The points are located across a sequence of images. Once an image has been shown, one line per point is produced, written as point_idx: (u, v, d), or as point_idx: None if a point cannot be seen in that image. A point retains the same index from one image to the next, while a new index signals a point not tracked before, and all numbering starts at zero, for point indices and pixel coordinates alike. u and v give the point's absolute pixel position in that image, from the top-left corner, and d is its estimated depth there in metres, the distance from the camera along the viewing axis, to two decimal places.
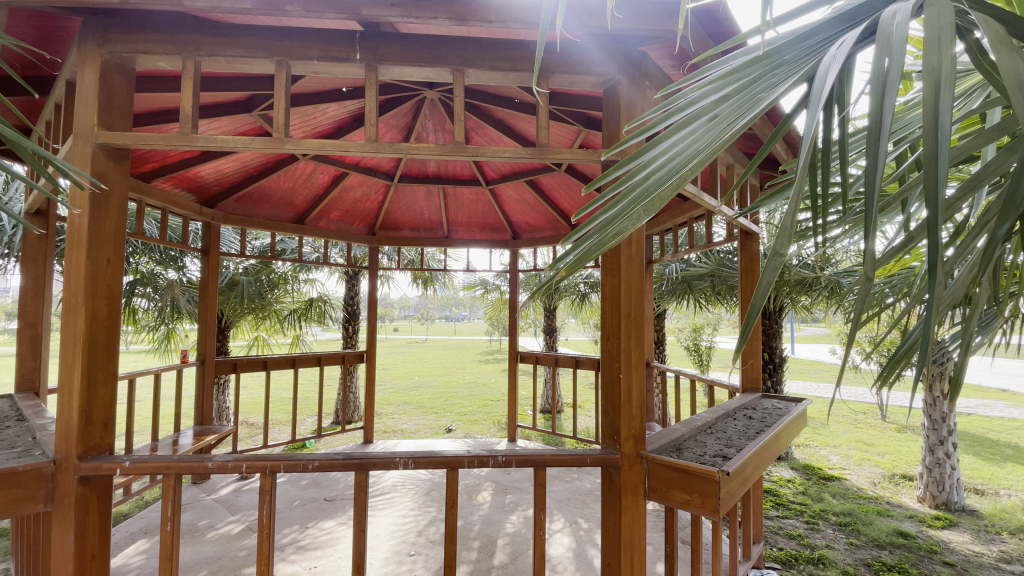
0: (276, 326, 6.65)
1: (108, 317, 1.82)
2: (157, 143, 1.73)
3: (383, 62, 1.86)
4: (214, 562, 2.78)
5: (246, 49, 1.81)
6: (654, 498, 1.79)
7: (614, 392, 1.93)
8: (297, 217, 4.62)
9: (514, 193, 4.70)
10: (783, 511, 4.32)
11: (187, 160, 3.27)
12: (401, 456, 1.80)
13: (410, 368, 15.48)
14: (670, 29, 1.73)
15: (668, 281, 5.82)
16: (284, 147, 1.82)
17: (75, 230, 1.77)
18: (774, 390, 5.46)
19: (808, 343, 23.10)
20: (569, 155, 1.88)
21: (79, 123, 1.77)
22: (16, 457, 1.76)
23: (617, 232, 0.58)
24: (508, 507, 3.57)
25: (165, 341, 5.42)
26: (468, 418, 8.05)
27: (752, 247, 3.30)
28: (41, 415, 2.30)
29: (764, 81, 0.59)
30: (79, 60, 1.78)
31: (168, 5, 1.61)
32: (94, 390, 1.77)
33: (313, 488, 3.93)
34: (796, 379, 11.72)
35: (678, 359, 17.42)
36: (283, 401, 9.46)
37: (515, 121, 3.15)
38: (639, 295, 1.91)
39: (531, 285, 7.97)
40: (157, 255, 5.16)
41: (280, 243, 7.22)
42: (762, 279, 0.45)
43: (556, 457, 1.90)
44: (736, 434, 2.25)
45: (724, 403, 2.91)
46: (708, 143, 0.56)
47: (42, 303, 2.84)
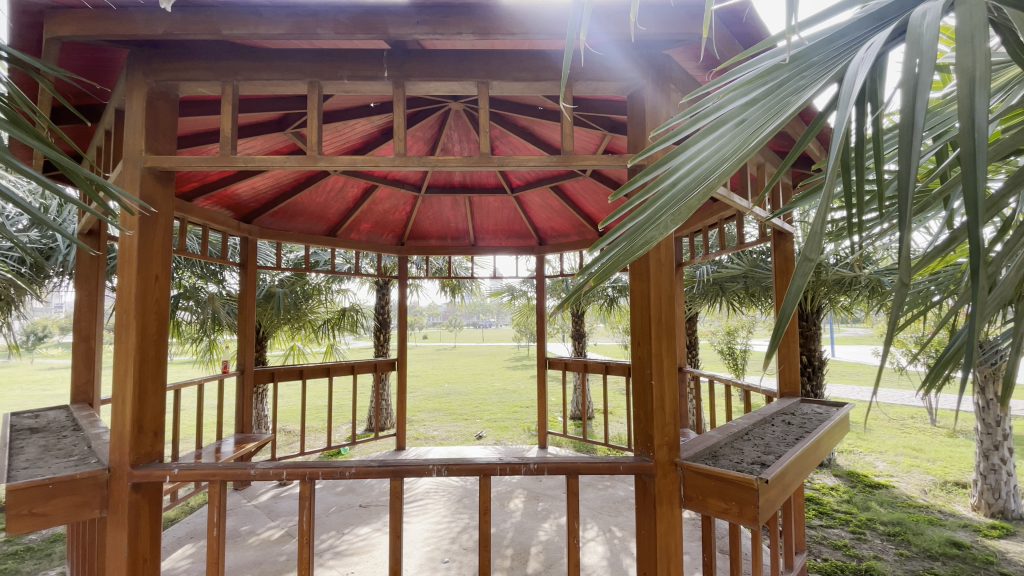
0: (311, 336, 6.83)
1: (157, 330, 1.91)
2: (199, 164, 1.81)
3: (410, 78, 1.90)
4: (256, 566, 2.87)
5: (281, 71, 1.89)
6: (690, 506, 1.75)
7: (646, 398, 1.90)
8: (329, 229, 4.75)
9: (540, 200, 4.72)
10: (827, 520, 4.15)
11: (225, 179, 3.41)
12: (434, 463, 1.82)
13: (439, 375, 15.61)
14: (693, 32, 1.72)
15: (699, 284, 5.70)
16: (318, 164, 1.88)
17: (126, 249, 1.87)
18: (814, 394, 5.27)
19: (849, 344, 22.22)
20: (595, 162, 1.88)
21: (128, 149, 1.87)
22: (73, 465, 1.86)
23: (643, 242, 0.57)
24: (541, 514, 3.56)
25: (208, 351, 5.64)
26: (498, 424, 8.06)
27: (786, 247, 3.22)
28: (95, 425, 2.42)
29: (794, 83, 0.59)
30: (127, 90, 1.89)
31: (207, 33, 1.69)
32: (145, 400, 1.86)
33: (348, 495, 4.01)
34: (837, 383, 11.27)
35: (713, 364, 16.98)
36: (319, 409, 9.68)
37: (539, 128, 3.17)
38: (669, 300, 1.88)
39: (558, 291, 7.94)
40: (198, 270, 5.39)
41: (314, 256, 7.44)
42: (791, 285, 0.44)
43: (589, 465, 1.88)
44: (774, 441, 2.18)
45: (761, 409, 2.82)
46: (734, 150, 0.56)
47: (94, 318, 2.99)
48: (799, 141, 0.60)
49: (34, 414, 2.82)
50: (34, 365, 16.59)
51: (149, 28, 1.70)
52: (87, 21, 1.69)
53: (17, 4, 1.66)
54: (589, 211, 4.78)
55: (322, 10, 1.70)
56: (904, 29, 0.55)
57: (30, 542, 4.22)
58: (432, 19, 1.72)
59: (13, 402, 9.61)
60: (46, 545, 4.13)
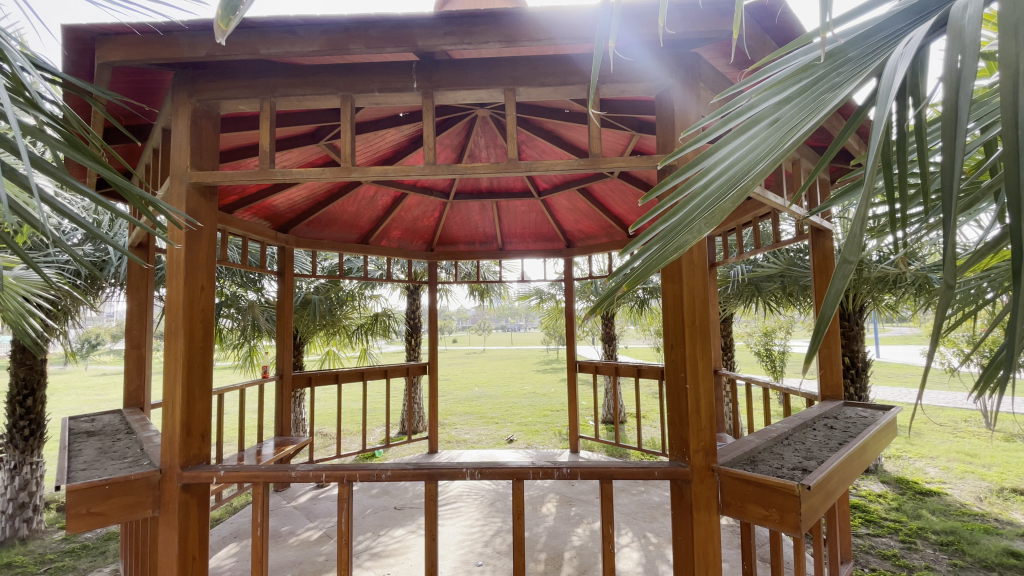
0: (345, 341, 7.00)
1: (203, 337, 2.00)
2: (240, 178, 1.89)
3: (438, 88, 1.94)
4: (297, 566, 2.95)
5: (315, 86, 1.95)
6: (729, 513, 1.71)
7: (680, 402, 1.87)
8: (361, 237, 4.86)
9: (567, 203, 4.70)
10: (875, 529, 3.96)
11: (263, 191, 3.55)
12: (467, 467, 1.83)
13: (469, 379, 15.72)
14: (723, 29, 1.69)
15: (733, 284, 5.55)
16: (351, 175, 1.93)
17: (174, 262, 1.97)
18: (858, 397, 5.06)
19: (895, 345, 21.22)
20: (623, 164, 1.86)
21: (174, 165, 1.97)
22: (127, 467, 1.96)
23: (677, 246, 0.57)
24: (574, 519, 3.53)
25: (248, 357, 5.85)
26: (529, 428, 8.04)
27: (825, 245, 3.12)
28: (146, 428, 2.55)
29: (830, 80, 0.57)
30: (173, 109, 1.99)
31: (246, 54, 1.77)
32: (192, 404, 1.94)
33: (383, 497, 4.09)
34: (884, 386, 10.77)
35: (750, 366, 16.47)
36: (353, 413, 9.88)
37: (565, 131, 3.16)
38: (703, 301, 1.85)
39: (587, 293, 7.89)
40: (239, 278, 5.61)
41: (347, 263, 7.62)
42: (831, 287, 0.42)
43: (623, 470, 1.86)
44: (817, 446, 2.11)
45: (802, 413, 2.73)
46: (769, 149, 0.55)
47: (144, 326, 3.14)
48: (837, 138, 0.59)
49: (91, 417, 2.99)
50: (88, 371, 17.61)
51: (192, 50, 1.78)
52: (135, 46, 1.79)
53: (72, 33, 1.77)
54: (618, 213, 4.74)
55: (354, 26, 1.75)
56: (944, 21, 0.53)
57: (86, 540, 4.47)
58: (459, 29, 1.75)
59: (71, 407, 10.24)
60: (100, 543, 4.36)
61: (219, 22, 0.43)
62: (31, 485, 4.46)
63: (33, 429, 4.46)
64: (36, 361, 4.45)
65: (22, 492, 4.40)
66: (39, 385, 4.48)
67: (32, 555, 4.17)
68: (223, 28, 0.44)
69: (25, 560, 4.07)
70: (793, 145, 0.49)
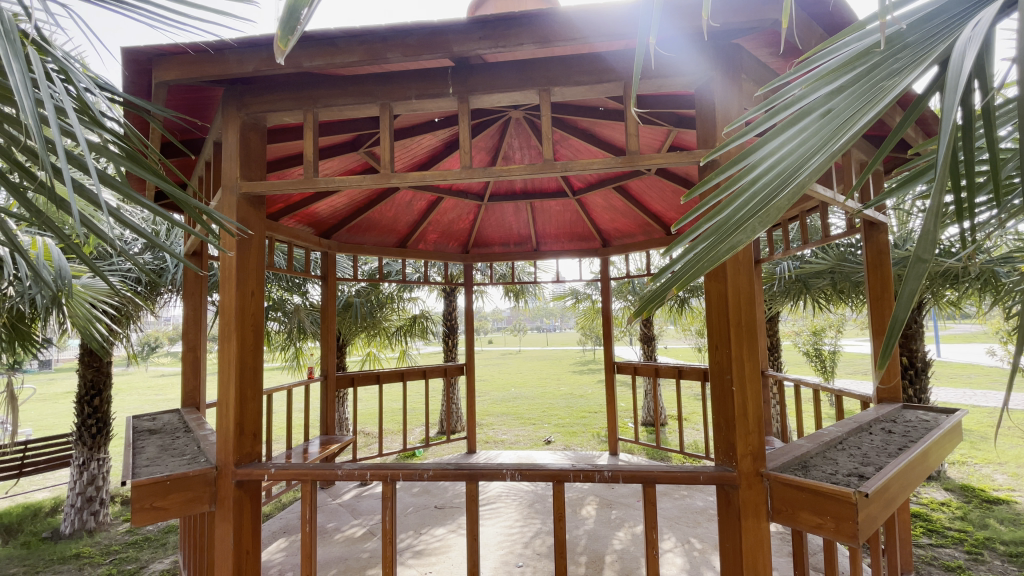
0: (385, 342, 7.18)
1: (253, 340, 2.09)
2: (286, 187, 1.96)
3: (474, 92, 1.96)
4: (342, 563, 3.03)
5: (355, 96, 2.01)
6: (779, 520, 1.65)
7: (726, 405, 1.81)
8: (399, 241, 4.96)
9: (603, 201, 4.64)
10: (937, 539, 3.72)
11: (306, 199, 3.68)
12: (507, 468, 1.83)
13: (505, 379, 15.80)
14: (766, 18, 1.63)
15: (780, 281, 5.34)
16: (391, 181, 1.97)
17: (227, 268, 2.07)
18: (918, 399, 4.77)
19: (959, 344, 19.87)
20: (662, 161, 1.82)
21: (226, 177, 2.07)
22: (186, 464, 2.07)
23: (729, 248, 0.54)
24: (615, 523, 3.48)
25: (294, 358, 6.08)
26: (567, 429, 7.99)
27: (879, 239, 2.97)
28: (202, 426, 2.68)
29: (887, 67, 0.54)
30: (224, 123, 2.08)
31: (290, 67, 1.84)
32: (245, 404, 2.03)
33: (424, 496, 4.16)
34: (946, 386, 10.11)
35: (798, 367, 15.76)
36: (393, 413, 10.11)
37: (600, 129, 3.13)
38: (749, 300, 1.78)
39: (625, 293, 7.77)
40: (285, 283, 5.84)
41: (386, 266, 7.81)
42: (903, 285, 0.39)
43: (666, 474, 1.82)
44: (874, 451, 2.00)
45: (856, 417, 2.60)
46: (824, 142, 0.52)
47: (199, 330, 3.31)
48: (896, 128, 0.55)
49: (153, 416, 3.17)
50: (148, 372, 18.86)
51: (240, 65, 1.86)
52: (189, 64, 1.89)
53: (131, 55, 1.88)
54: (655, 210, 4.64)
55: (391, 36, 1.79)
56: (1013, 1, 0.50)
57: (148, 532, 4.76)
58: (494, 33, 1.75)
59: (134, 406, 10.95)
60: (161, 536, 4.65)
61: (277, 42, 0.45)
62: (98, 479, 4.78)
63: (100, 428, 4.78)
64: (102, 363, 4.77)
65: (90, 487, 4.72)
66: (105, 386, 4.79)
67: (99, 546, 4.46)
68: (282, 47, 0.47)
69: (93, 550, 4.36)
70: (852, 138, 0.46)
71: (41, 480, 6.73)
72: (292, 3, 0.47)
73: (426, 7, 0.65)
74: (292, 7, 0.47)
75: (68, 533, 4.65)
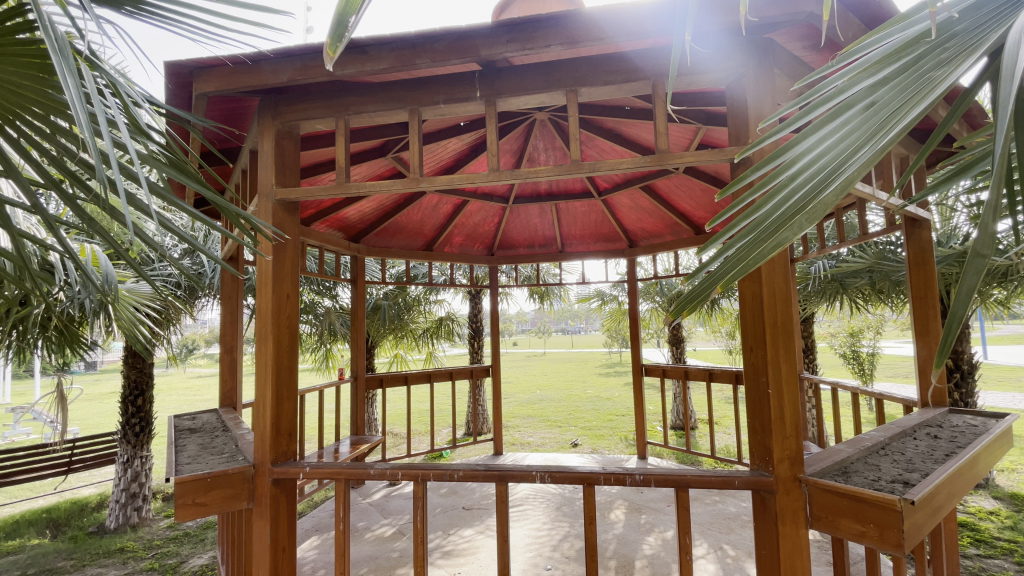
0: (412, 344, 7.28)
1: (288, 341, 2.14)
2: (320, 193, 2.01)
3: (501, 95, 1.97)
4: (372, 561, 3.08)
5: (385, 102, 2.05)
6: (819, 527, 1.60)
7: (761, 408, 1.77)
8: (426, 244, 5.03)
9: (629, 201, 4.60)
10: (986, 549, 3.54)
11: (337, 204, 3.77)
12: (537, 470, 1.83)
13: (531, 381, 15.79)
14: (800, 10, 1.59)
15: (815, 281, 5.19)
16: (420, 184, 1.99)
17: (263, 273, 2.13)
18: (964, 402, 4.55)
19: (1009, 346, 18.88)
20: (693, 159, 1.79)
21: (262, 184, 2.13)
22: (225, 462, 2.14)
23: (774, 247, 0.52)
24: (645, 528, 3.43)
25: (325, 359, 6.23)
26: (594, 432, 7.91)
27: (922, 236, 2.86)
28: (239, 426, 2.76)
29: (936, 55, 0.52)
30: (260, 131, 2.15)
31: (323, 76, 1.89)
32: (281, 404, 2.08)
33: (452, 497, 4.19)
34: (994, 390, 9.61)
35: (834, 370, 15.20)
36: (421, 414, 10.23)
37: (626, 129, 3.10)
38: (785, 301, 1.74)
39: (651, 294, 7.67)
40: (316, 286, 5.99)
41: (413, 269, 7.93)
42: (962, 282, 0.37)
43: (700, 479, 1.79)
44: (919, 457, 1.91)
45: (899, 421, 2.49)
46: (868, 138, 0.51)
47: (235, 333, 3.41)
48: (942, 122, 0.53)
49: (192, 415, 3.28)
50: (187, 374, 19.59)
51: (275, 75, 1.92)
52: (227, 76, 1.96)
53: (174, 69, 1.96)
54: (683, 210, 4.56)
55: (419, 42, 1.82)
56: None
57: (187, 528, 4.94)
58: (521, 35, 1.76)
59: (173, 406, 11.38)
60: (200, 532, 4.83)
61: (327, 50, 0.47)
62: (140, 476, 4.97)
63: (143, 427, 4.93)
64: (145, 365, 4.97)
65: (133, 483, 4.92)
66: (147, 386, 4.96)
67: (142, 541, 4.65)
68: (331, 53, 0.48)
69: (136, 545, 4.54)
70: (900, 129, 0.45)
71: (87, 477, 7.06)
72: (341, 11, 0.48)
73: (460, 10, 0.65)
74: (341, 13, 0.48)
75: (113, 527, 4.87)
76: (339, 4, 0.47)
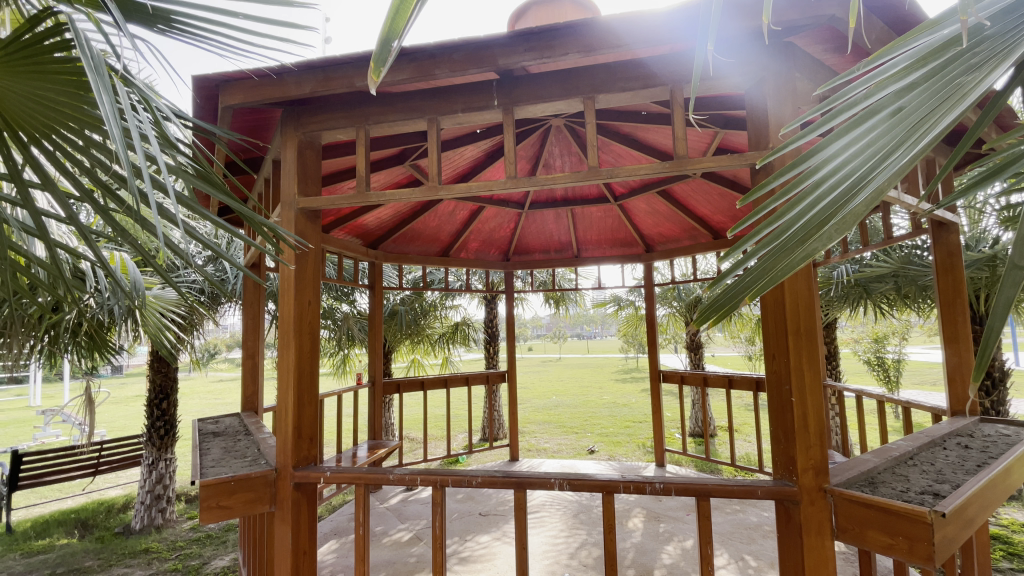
0: (429, 349, 7.34)
1: (310, 347, 2.18)
2: (340, 201, 2.04)
3: (518, 103, 1.99)
4: (390, 566, 3.10)
5: (404, 112, 2.08)
6: (845, 539, 1.56)
7: (784, 416, 1.73)
8: (442, 250, 5.06)
9: (646, 206, 4.58)
10: (1019, 563, 3.41)
11: (356, 211, 3.82)
12: (556, 477, 1.83)
13: (547, 387, 15.76)
14: (822, 13, 1.58)
15: (838, 286, 5.10)
16: (438, 193, 2.00)
17: (286, 280, 2.18)
18: (995, 411, 4.40)
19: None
20: (713, 164, 1.78)
21: (285, 193, 2.18)
22: (248, 465, 2.18)
23: (802, 256, 0.51)
24: (663, 537, 3.39)
25: (343, 364, 6.31)
26: (611, 439, 7.85)
27: (949, 240, 2.78)
28: (261, 431, 2.81)
29: (965, 61, 0.52)
30: (283, 141, 2.20)
31: (344, 87, 1.92)
32: (302, 409, 2.12)
33: (468, 503, 4.19)
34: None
35: (859, 377, 14.84)
36: (437, 419, 10.28)
37: (643, 133, 3.09)
38: (808, 307, 1.71)
39: (668, 299, 7.60)
40: (335, 292, 6.09)
41: (430, 275, 8.00)
42: (1000, 293, 0.37)
43: (722, 488, 1.76)
44: (949, 468, 1.85)
45: (927, 430, 2.42)
46: (898, 146, 0.50)
47: (257, 338, 3.47)
48: (973, 127, 0.52)
49: (215, 419, 3.34)
50: (209, 378, 19.99)
51: (298, 87, 1.97)
52: (252, 88, 2.01)
53: (201, 82, 2.02)
54: (701, 214, 4.51)
55: (439, 52, 1.84)
56: None
57: (209, 530, 5.03)
58: (538, 44, 1.78)
59: (196, 410, 11.61)
60: (221, 533, 4.93)
61: (370, 75, 0.48)
62: (164, 479, 5.08)
63: (167, 430, 5.03)
64: (169, 369, 5.09)
65: (158, 485, 5.03)
66: (172, 391, 5.07)
67: (166, 542, 4.75)
68: (375, 75, 0.49)
69: (159, 546, 4.63)
70: (933, 135, 0.44)
71: (113, 478, 7.24)
72: (385, 35, 0.46)
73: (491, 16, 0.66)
74: (383, 39, 0.47)
75: (138, 528, 4.98)
76: (383, 30, 0.46)
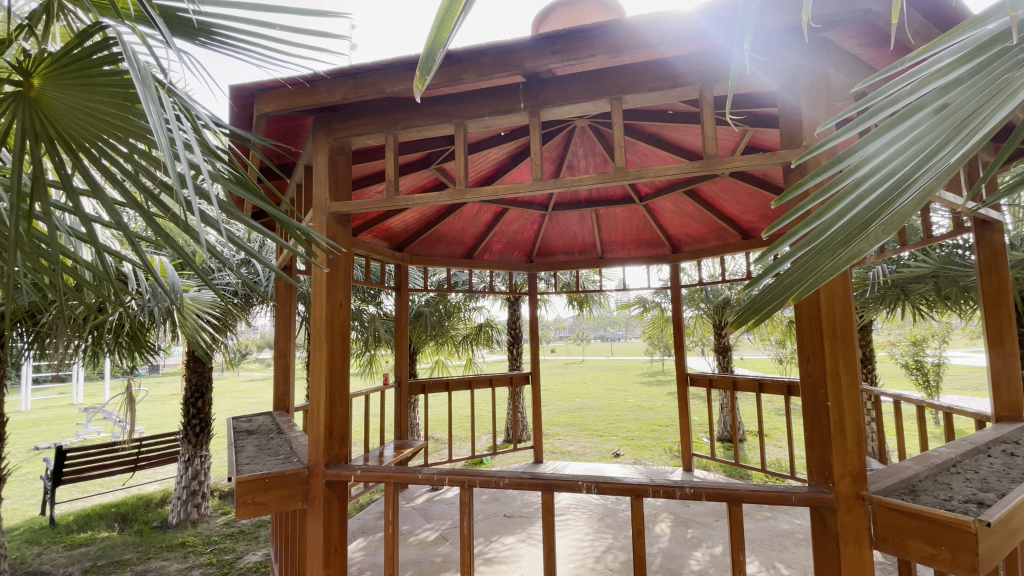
0: (453, 350, 7.41)
1: (341, 348, 2.22)
2: (370, 206, 2.08)
3: (545, 105, 1.99)
4: (417, 565, 3.14)
5: (432, 117, 2.11)
6: (884, 548, 1.51)
7: (820, 421, 1.69)
8: (466, 252, 5.11)
9: (671, 206, 4.52)
10: None
11: (382, 214, 3.89)
12: (584, 480, 1.82)
13: (571, 389, 15.69)
14: (857, 9, 1.54)
15: (873, 287, 4.93)
16: (466, 196, 2.02)
17: (318, 283, 2.23)
18: None
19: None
20: (744, 163, 1.74)
21: (317, 198, 2.24)
22: (281, 463, 2.24)
23: (846, 258, 0.49)
24: (692, 542, 3.34)
25: (369, 364, 6.42)
26: (636, 442, 7.77)
27: (993, 239, 2.66)
28: (292, 429, 2.89)
29: (1014, 56, 0.50)
30: (315, 147, 2.26)
31: (374, 93, 1.96)
32: (334, 408, 2.16)
33: (493, 504, 4.21)
34: None
35: (896, 381, 14.30)
36: (461, 420, 10.35)
37: (669, 133, 3.07)
38: (845, 309, 1.67)
39: (694, 301, 7.48)
40: (361, 294, 6.20)
41: (454, 277, 8.08)
42: None
43: (754, 493, 1.73)
44: (995, 477, 1.77)
45: (969, 437, 2.32)
46: (944, 144, 0.48)
47: (288, 338, 3.56)
48: None
49: (249, 417, 3.45)
50: (240, 377, 20.62)
51: (330, 94, 2.02)
52: (286, 96, 2.08)
53: (237, 92, 2.09)
54: (730, 214, 4.42)
55: (466, 57, 1.86)
56: None
57: (242, 525, 5.18)
58: (564, 47, 1.78)
59: (228, 408, 11.97)
60: (254, 529, 5.07)
61: (415, 84, 0.50)
62: (200, 475, 5.25)
63: (202, 428, 5.20)
64: (205, 368, 5.28)
65: (194, 481, 5.20)
66: (207, 390, 5.24)
67: (201, 536, 4.91)
68: (420, 82, 0.51)
69: (195, 540, 4.79)
70: (985, 131, 0.42)
71: (152, 474, 7.52)
72: (429, 46, 0.47)
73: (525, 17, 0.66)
74: (430, 46, 0.48)
75: (175, 523, 5.16)
76: (428, 40, 0.47)
